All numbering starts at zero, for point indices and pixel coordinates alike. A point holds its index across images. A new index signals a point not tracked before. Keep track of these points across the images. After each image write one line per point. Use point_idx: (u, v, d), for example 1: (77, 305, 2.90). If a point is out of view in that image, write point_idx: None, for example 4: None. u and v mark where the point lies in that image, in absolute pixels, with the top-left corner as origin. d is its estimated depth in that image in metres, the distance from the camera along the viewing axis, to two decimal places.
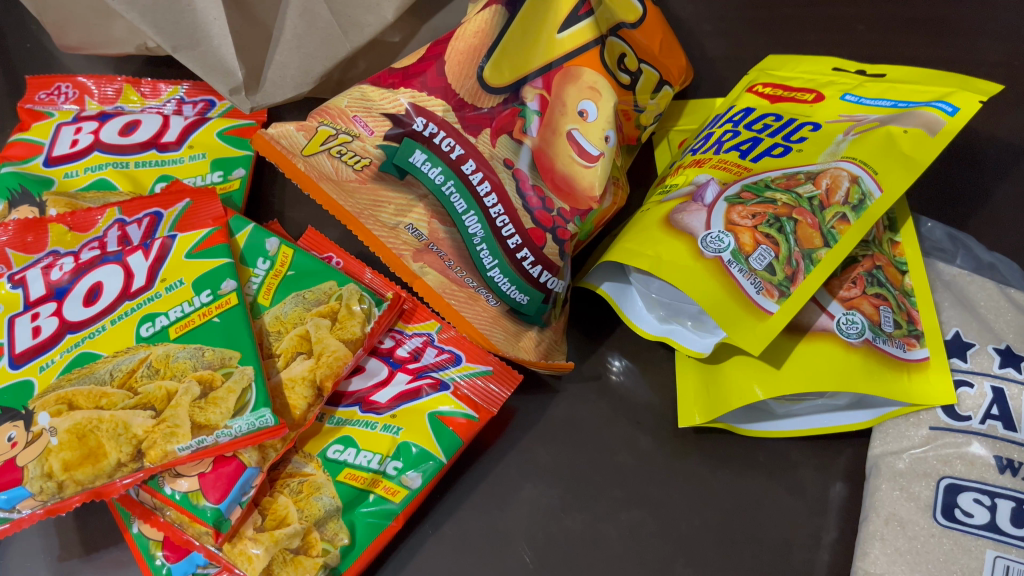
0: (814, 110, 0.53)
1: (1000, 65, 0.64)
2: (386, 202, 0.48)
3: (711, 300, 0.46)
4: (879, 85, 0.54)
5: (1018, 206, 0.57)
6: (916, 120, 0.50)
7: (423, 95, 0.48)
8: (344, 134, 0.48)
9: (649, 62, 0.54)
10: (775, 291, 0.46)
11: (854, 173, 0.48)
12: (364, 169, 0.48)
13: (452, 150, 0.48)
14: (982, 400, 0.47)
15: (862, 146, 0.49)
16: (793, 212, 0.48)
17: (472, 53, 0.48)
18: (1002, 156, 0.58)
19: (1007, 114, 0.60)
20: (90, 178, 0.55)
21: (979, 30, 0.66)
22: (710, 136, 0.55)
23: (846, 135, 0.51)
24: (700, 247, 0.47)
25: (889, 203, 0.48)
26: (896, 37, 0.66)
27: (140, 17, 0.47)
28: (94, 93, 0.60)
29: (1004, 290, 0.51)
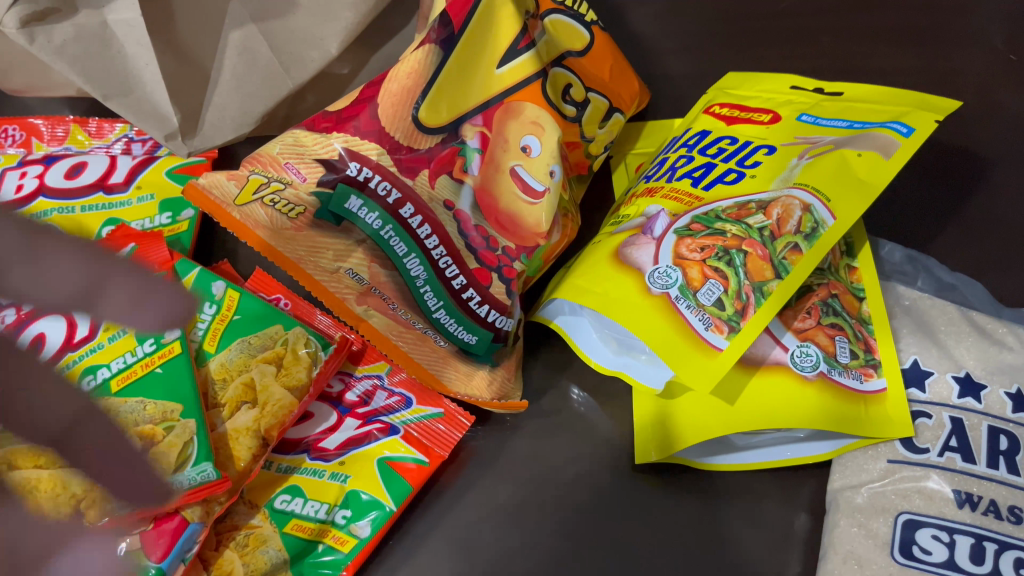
0: (770, 131, 0.52)
1: (971, 73, 0.62)
2: (323, 248, 0.47)
3: (654, 338, 0.45)
4: (836, 105, 0.53)
5: (980, 229, 0.56)
6: (870, 142, 0.49)
7: (356, 139, 0.47)
8: (276, 182, 0.46)
9: (599, 90, 0.53)
10: (726, 327, 0.45)
11: (806, 201, 0.47)
12: (299, 217, 0.47)
13: (389, 194, 0.47)
14: (941, 431, 0.46)
15: (814, 173, 0.48)
16: (743, 244, 0.46)
17: (407, 94, 0.47)
18: (960, 178, 0.58)
19: (962, 137, 0.59)
20: (33, 223, 0.53)
21: (948, 38, 0.64)
22: (664, 162, 0.54)
23: (800, 160, 0.49)
24: (648, 283, 0.47)
25: (841, 230, 0.46)
26: (863, 48, 0.65)
27: (69, 66, 0.46)
28: (42, 134, 0.59)
29: (965, 314, 0.50)
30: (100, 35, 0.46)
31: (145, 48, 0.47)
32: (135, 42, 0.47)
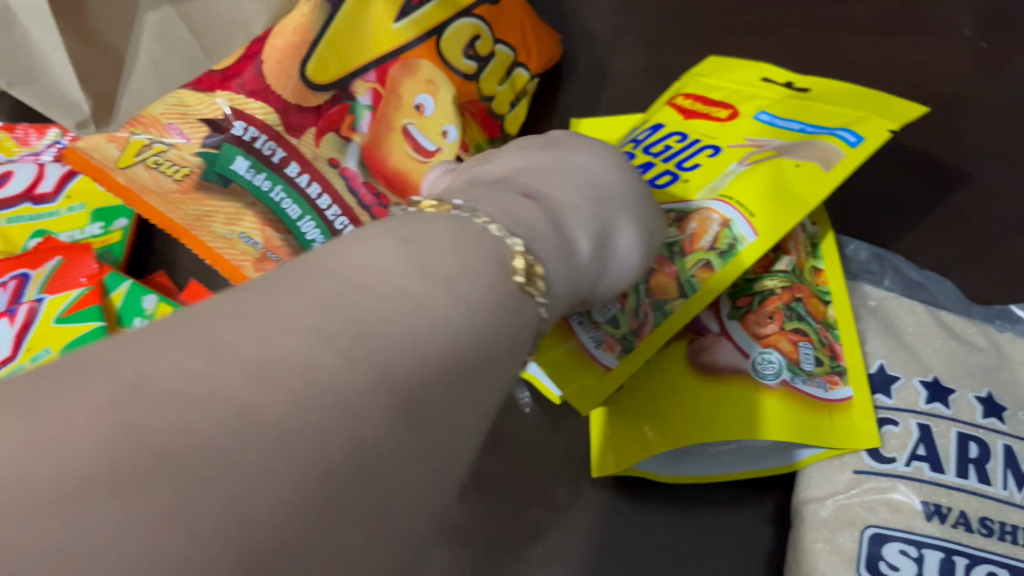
0: (720, 130, 0.50)
1: (930, 66, 0.59)
2: (214, 210, 0.53)
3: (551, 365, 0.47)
4: (797, 105, 0.50)
5: (947, 227, 0.55)
6: (815, 151, 0.46)
7: (240, 97, 0.51)
8: (158, 144, 0.52)
9: (504, 43, 0.56)
10: (616, 344, 0.46)
11: (727, 216, 0.45)
12: (185, 177, 0.52)
13: (273, 153, 0.52)
14: (908, 439, 0.44)
15: (747, 182, 0.46)
16: (652, 262, 0.46)
17: (291, 50, 0.51)
18: (926, 174, 0.56)
19: (930, 129, 0.57)
20: None
21: (920, 24, 0.61)
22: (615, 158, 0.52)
23: (739, 165, 0.47)
24: (565, 312, 0.47)
25: (758, 250, 0.44)
26: (828, 36, 0.62)
27: None
28: None
29: (933, 314, 0.48)
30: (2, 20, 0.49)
31: None
32: (41, 29, 0.50)
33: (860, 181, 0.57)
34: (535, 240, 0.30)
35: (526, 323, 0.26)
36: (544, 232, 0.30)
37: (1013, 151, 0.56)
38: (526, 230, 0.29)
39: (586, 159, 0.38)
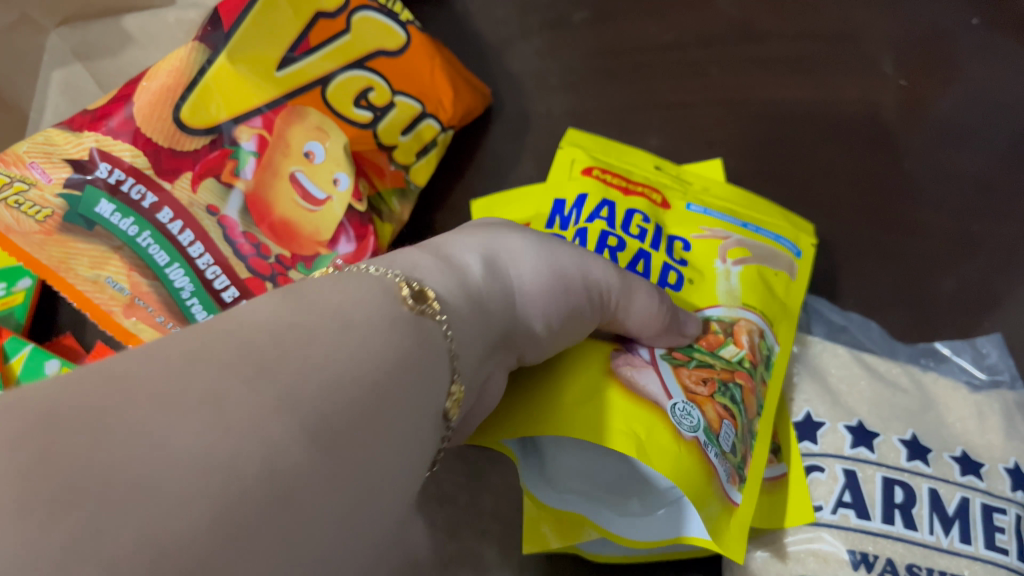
0: (667, 220, 0.48)
1: (861, 101, 0.60)
2: (79, 253, 0.49)
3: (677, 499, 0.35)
4: (718, 200, 0.50)
5: (873, 269, 0.55)
6: (785, 261, 0.48)
7: (109, 139, 0.49)
8: (18, 182, 0.49)
9: (405, 92, 0.55)
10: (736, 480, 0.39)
11: (756, 325, 0.44)
12: (47, 220, 0.49)
13: (143, 198, 0.49)
14: (834, 485, 0.43)
15: (762, 296, 0.46)
16: (735, 375, 0.41)
17: (165, 93, 0.49)
18: (850, 215, 0.56)
19: (851, 171, 0.58)
20: None
21: (837, 62, 0.61)
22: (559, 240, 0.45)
23: (730, 265, 0.46)
24: (675, 424, 0.37)
25: (785, 358, 0.45)
26: (749, 76, 0.62)
27: None
28: None
29: (856, 356, 0.48)
30: None
31: None
32: None
33: None
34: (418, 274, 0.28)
35: (429, 347, 0.24)
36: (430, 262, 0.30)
37: (941, 193, 0.56)
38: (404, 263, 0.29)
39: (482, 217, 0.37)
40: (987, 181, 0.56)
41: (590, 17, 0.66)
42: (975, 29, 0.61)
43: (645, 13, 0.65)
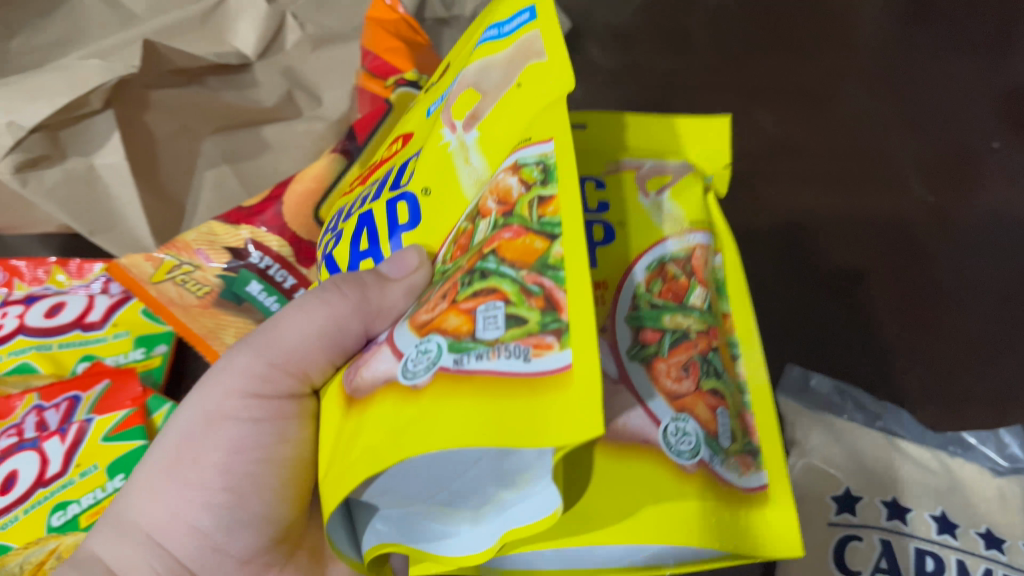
0: (415, 134, 0.42)
1: (893, 214, 0.67)
2: (228, 325, 0.55)
3: (466, 410, 0.25)
4: (455, 70, 0.41)
5: (906, 363, 0.60)
6: (516, 64, 0.35)
7: (262, 231, 0.55)
8: (187, 265, 0.55)
9: None
10: (548, 339, 0.26)
11: (513, 163, 0.31)
12: (205, 296, 0.55)
13: (286, 280, 0.55)
14: (872, 552, 0.49)
15: (510, 130, 0.34)
16: (711, 338, 0.35)
17: (309, 194, 0.55)
18: (886, 312, 0.62)
19: (888, 277, 0.64)
20: (12, 361, 0.56)
21: (872, 178, 0.68)
22: (361, 236, 0.40)
23: (461, 132, 0.36)
24: (677, 460, 0.30)
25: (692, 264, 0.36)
26: (793, 186, 0.68)
27: (58, 207, 0.52)
28: (25, 275, 0.60)
29: (893, 442, 0.53)
30: (86, 177, 0.52)
31: (128, 182, 0.53)
32: (120, 182, 0.53)
33: (835, 319, 0.62)
34: (131, 524, 0.38)
35: None
36: (167, 504, 0.38)
37: (967, 299, 0.63)
38: (145, 522, 0.38)
39: (228, 377, 0.38)
40: (1007, 294, 0.63)
41: None
42: (997, 152, 0.69)
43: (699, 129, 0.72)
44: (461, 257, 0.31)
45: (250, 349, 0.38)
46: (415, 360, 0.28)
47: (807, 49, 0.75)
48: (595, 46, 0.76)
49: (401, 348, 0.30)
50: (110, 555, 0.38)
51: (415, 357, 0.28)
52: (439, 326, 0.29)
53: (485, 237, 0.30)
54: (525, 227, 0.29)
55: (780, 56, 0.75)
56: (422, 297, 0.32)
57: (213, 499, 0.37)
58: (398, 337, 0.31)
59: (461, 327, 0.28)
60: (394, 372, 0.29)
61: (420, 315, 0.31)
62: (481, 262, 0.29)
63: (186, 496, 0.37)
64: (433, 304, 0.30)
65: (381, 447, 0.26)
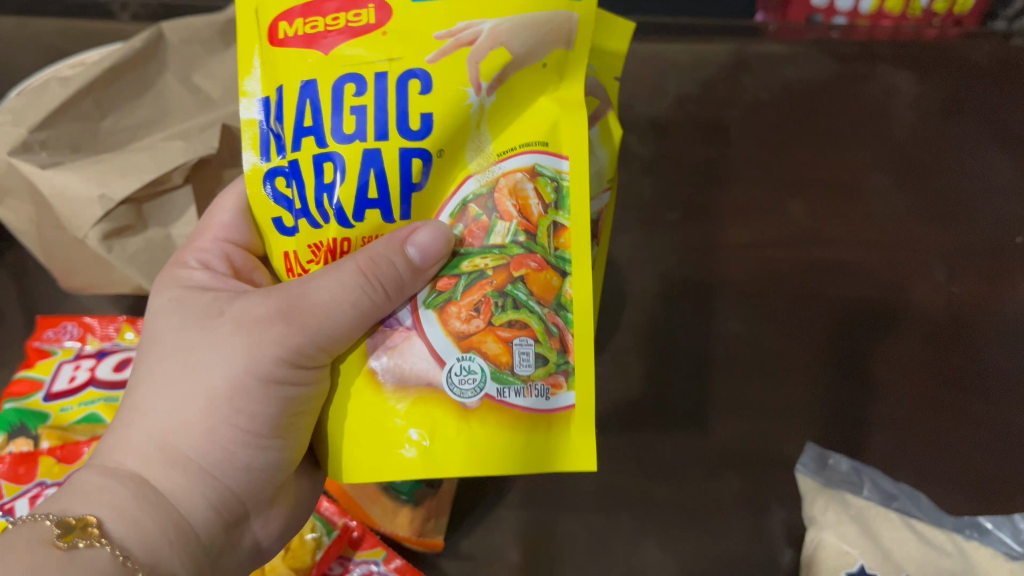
0: (396, 41, 0.40)
1: (916, 302, 0.71)
2: None
3: (500, 433, 0.41)
4: None
5: (927, 443, 0.64)
6: (552, 34, 0.41)
7: None
8: None
9: None
10: (561, 379, 0.42)
11: (530, 166, 0.42)
12: None
13: None
14: None
15: (522, 124, 0.42)
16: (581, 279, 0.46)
17: None
18: (905, 395, 0.66)
19: (910, 363, 0.68)
20: (82, 411, 0.61)
21: (896, 269, 0.73)
22: (321, 173, 0.40)
23: (485, 96, 0.41)
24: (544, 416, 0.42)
25: (583, 179, 0.43)
26: (817, 274, 0.73)
27: (137, 268, 0.57)
28: (97, 331, 0.66)
29: (906, 521, 0.57)
30: (165, 246, 0.58)
31: None
32: None
33: (856, 401, 0.66)
34: (182, 458, 0.42)
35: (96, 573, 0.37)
36: (218, 440, 0.43)
37: (989, 385, 0.67)
38: (197, 454, 0.42)
39: (249, 323, 0.43)
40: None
41: (680, 217, 0.76)
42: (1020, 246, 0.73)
43: (731, 216, 0.76)
44: (476, 257, 0.42)
45: (266, 294, 0.44)
46: (462, 380, 0.41)
47: (840, 140, 0.79)
48: (634, 136, 0.79)
49: (440, 355, 0.41)
50: (125, 463, 0.41)
51: (461, 375, 0.41)
52: (480, 348, 0.41)
53: (505, 249, 0.41)
54: (545, 260, 0.42)
55: (813, 147, 0.79)
56: (438, 287, 0.42)
57: (260, 440, 0.44)
58: (428, 330, 0.41)
59: (500, 356, 0.41)
60: (439, 381, 0.41)
61: (452, 320, 0.41)
62: (512, 289, 0.41)
63: (236, 438, 0.43)
64: (465, 314, 0.41)
65: (440, 452, 0.40)
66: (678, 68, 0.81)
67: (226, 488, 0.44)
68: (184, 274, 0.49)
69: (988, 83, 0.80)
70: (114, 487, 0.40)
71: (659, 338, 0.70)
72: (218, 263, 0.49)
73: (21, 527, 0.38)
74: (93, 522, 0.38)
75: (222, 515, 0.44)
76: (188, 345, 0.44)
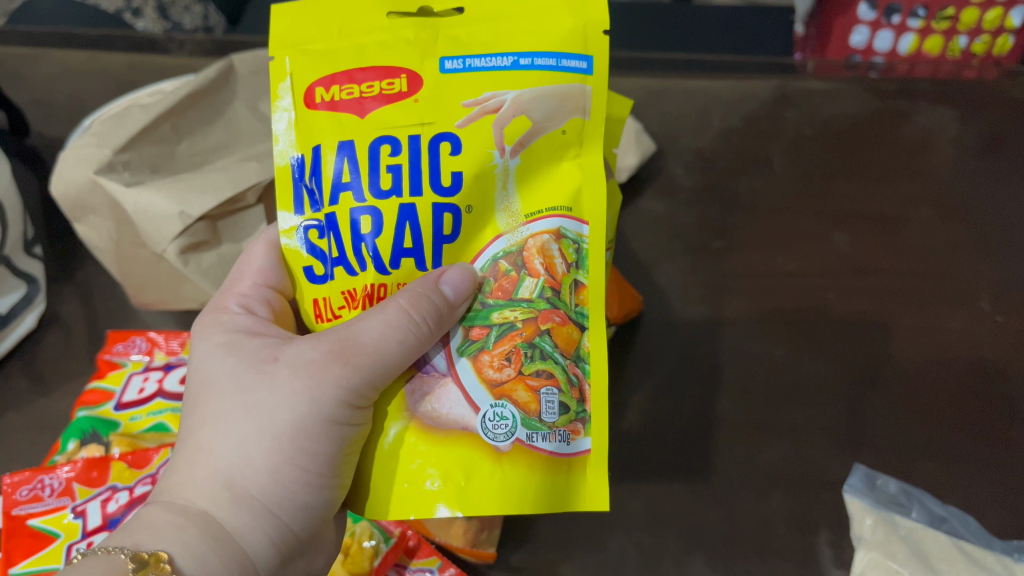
0: (428, 107, 0.44)
1: (962, 329, 0.72)
2: None
3: (523, 476, 0.43)
4: (476, 30, 0.44)
5: (976, 466, 0.65)
6: (569, 105, 0.44)
7: None
8: None
9: None
10: (580, 426, 0.45)
11: (555, 228, 0.45)
12: None
13: None
14: None
15: (548, 187, 0.45)
16: None
17: None
18: (950, 421, 0.67)
19: (957, 389, 0.69)
20: (150, 420, 0.64)
21: (941, 297, 0.74)
22: (359, 226, 0.44)
23: (509, 157, 0.44)
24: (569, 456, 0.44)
25: (599, 233, 0.45)
26: (861, 301, 0.74)
27: (212, 284, 0.60)
28: (163, 346, 0.69)
29: (956, 542, 0.59)
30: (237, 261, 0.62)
31: None
32: None
33: (905, 426, 0.67)
34: (246, 497, 0.42)
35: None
36: (280, 479, 0.43)
37: None
38: (261, 493, 0.43)
39: (299, 370, 0.43)
40: None
41: (725, 246, 0.78)
42: None
43: (776, 245, 0.77)
44: (505, 309, 0.44)
45: (314, 338, 0.44)
46: (495, 426, 0.43)
47: (881, 173, 0.80)
48: (679, 167, 0.82)
49: (472, 401, 0.43)
50: (184, 507, 0.42)
51: (494, 421, 0.43)
52: (511, 396, 0.43)
53: (533, 303, 0.44)
54: (568, 316, 0.45)
55: (856, 178, 0.80)
56: (471, 335, 0.45)
57: (320, 479, 0.44)
58: (463, 377, 0.44)
59: (529, 405, 0.43)
60: (474, 426, 0.43)
61: (486, 368, 0.44)
62: (540, 342, 0.44)
63: (298, 477, 0.43)
64: (497, 363, 0.44)
65: (471, 492, 0.43)
66: (722, 103, 0.84)
67: (287, 528, 0.44)
68: (227, 319, 0.49)
69: None
70: (185, 524, 0.41)
71: (705, 362, 0.71)
72: (258, 307, 0.50)
73: (95, 559, 0.39)
74: (166, 558, 0.39)
75: (282, 554, 0.44)
76: (246, 387, 0.44)
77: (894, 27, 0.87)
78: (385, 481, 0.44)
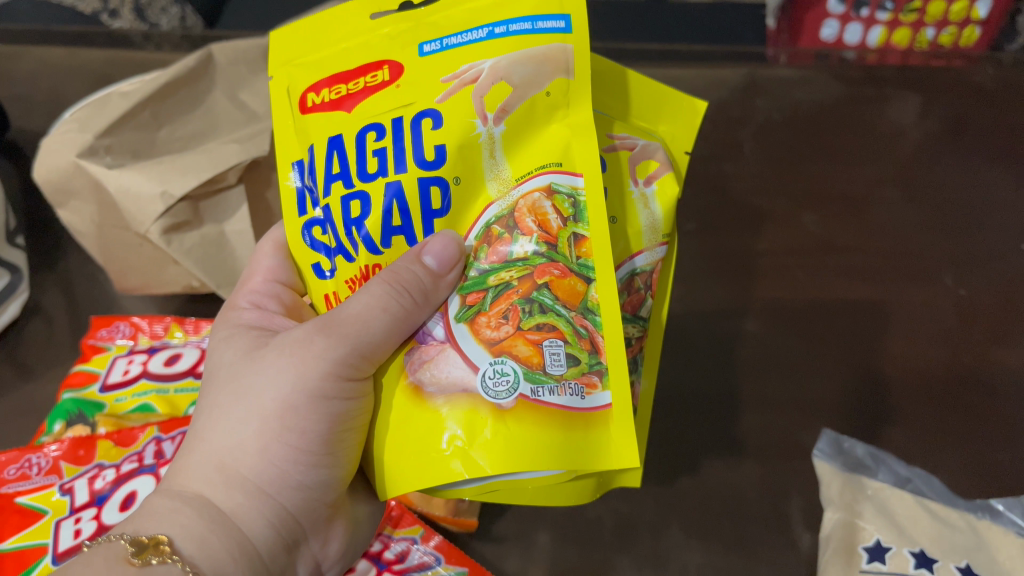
0: (409, 89, 0.46)
1: (924, 303, 0.74)
2: None
3: (531, 429, 0.41)
4: (454, 15, 0.47)
5: (937, 432, 0.67)
6: (548, 66, 0.45)
7: None
8: None
9: None
10: (595, 379, 0.43)
11: (546, 185, 0.45)
12: None
13: None
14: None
15: (536, 150, 0.46)
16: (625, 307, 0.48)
17: None
18: (913, 390, 0.69)
19: (919, 360, 0.71)
20: (135, 401, 0.65)
21: (903, 272, 0.76)
22: (350, 210, 0.46)
23: (493, 126, 0.45)
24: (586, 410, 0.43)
25: (593, 185, 0.45)
26: (827, 278, 0.76)
27: (195, 262, 0.62)
28: (147, 330, 0.70)
29: (920, 502, 0.62)
30: (218, 241, 0.63)
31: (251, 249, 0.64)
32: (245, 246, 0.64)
33: (869, 395, 0.69)
34: (238, 479, 0.44)
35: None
36: (270, 458, 0.45)
37: (995, 381, 0.69)
38: (254, 474, 0.45)
39: (291, 353, 0.45)
40: None
41: (696, 228, 0.80)
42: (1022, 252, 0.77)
43: (745, 225, 0.80)
44: (501, 271, 0.45)
45: (306, 325, 0.46)
46: (496, 382, 0.42)
47: (846, 155, 0.82)
48: None
49: (471, 359, 0.43)
50: (185, 497, 0.44)
51: (495, 378, 0.42)
52: (511, 352, 0.43)
53: (528, 260, 0.44)
54: (568, 269, 0.44)
55: (823, 161, 0.82)
56: (468, 301, 0.45)
57: (311, 457, 0.46)
58: (462, 342, 0.44)
59: (532, 358, 0.43)
60: (474, 386, 0.42)
61: (483, 329, 0.44)
62: (538, 296, 0.44)
63: (289, 454, 0.45)
64: (495, 322, 0.43)
65: (476, 449, 0.41)
66: (692, 90, 0.86)
67: (283, 508, 0.46)
68: (236, 315, 0.52)
69: (987, 102, 0.85)
70: (184, 509, 0.43)
71: (677, 338, 0.73)
72: (269, 302, 0.52)
73: (100, 548, 0.42)
74: (165, 541, 0.41)
75: (281, 534, 0.46)
76: (240, 375, 0.47)
77: (863, 20, 0.90)
78: (394, 454, 0.43)
